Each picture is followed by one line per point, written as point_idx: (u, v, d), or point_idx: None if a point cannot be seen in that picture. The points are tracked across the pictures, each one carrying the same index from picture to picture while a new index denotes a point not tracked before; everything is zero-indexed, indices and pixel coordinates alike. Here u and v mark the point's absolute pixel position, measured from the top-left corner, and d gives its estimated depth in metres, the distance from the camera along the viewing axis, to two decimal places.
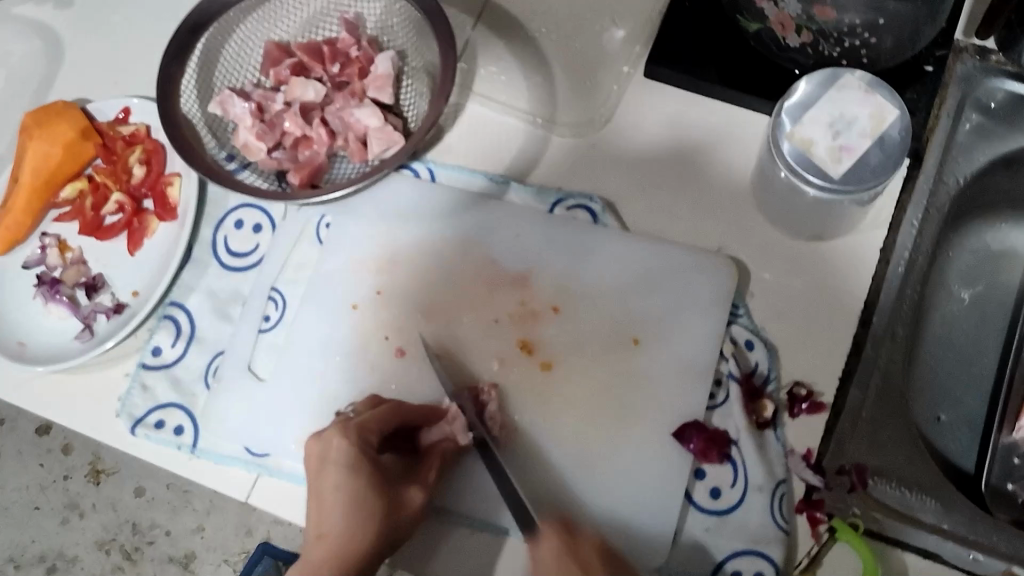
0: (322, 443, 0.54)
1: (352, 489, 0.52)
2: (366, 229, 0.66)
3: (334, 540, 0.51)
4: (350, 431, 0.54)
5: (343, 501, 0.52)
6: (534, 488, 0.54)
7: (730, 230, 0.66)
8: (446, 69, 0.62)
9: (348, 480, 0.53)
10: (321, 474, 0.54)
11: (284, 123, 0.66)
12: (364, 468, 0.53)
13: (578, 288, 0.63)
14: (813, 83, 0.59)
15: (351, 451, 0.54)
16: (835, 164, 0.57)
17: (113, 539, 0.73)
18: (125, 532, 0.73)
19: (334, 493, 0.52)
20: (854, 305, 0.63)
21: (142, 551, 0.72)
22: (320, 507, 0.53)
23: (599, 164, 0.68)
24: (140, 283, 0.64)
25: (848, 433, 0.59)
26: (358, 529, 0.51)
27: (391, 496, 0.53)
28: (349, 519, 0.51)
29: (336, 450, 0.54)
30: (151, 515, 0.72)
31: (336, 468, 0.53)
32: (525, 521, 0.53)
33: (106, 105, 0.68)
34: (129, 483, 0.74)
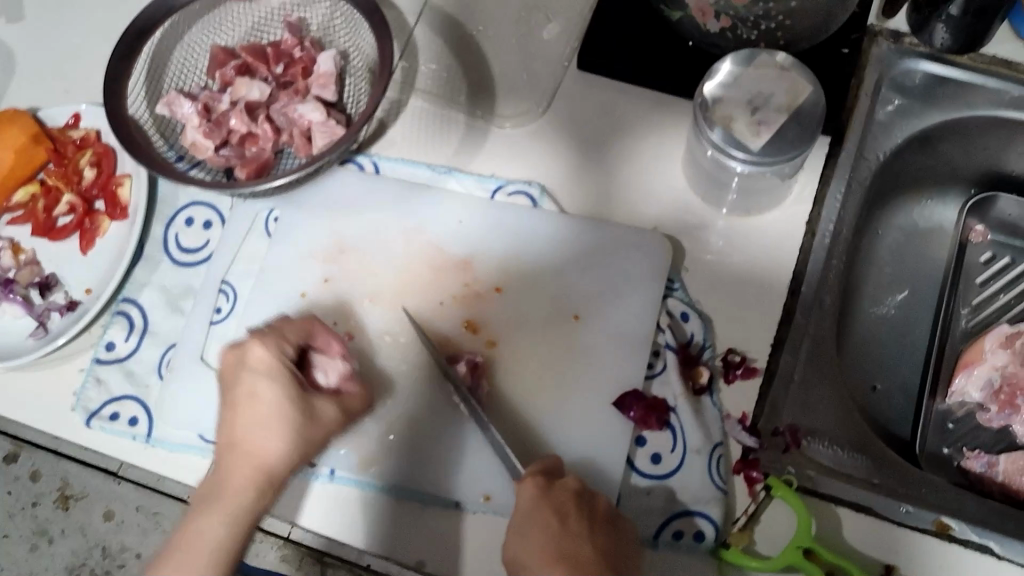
0: (240, 351, 0.56)
1: (279, 400, 0.54)
2: (313, 222, 0.68)
3: (254, 450, 0.53)
4: (270, 342, 0.56)
5: (265, 409, 0.54)
6: (539, 487, 0.53)
7: (665, 210, 0.69)
8: (383, 63, 0.64)
9: (269, 385, 0.55)
10: (241, 379, 0.55)
11: (230, 121, 0.67)
12: (278, 375, 0.55)
13: (520, 270, 0.66)
14: (735, 63, 0.63)
15: (269, 363, 0.55)
16: (753, 138, 0.60)
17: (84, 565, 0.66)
18: (96, 556, 0.66)
19: (261, 399, 0.54)
20: (784, 276, 0.66)
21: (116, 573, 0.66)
22: (242, 407, 0.54)
23: (540, 152, 0.70)
24: (92, 282, 0.66)
25: (782, 397, 0.62)
26: (273, 444, 0.53)
27: (306, 412, 0.55)
28: (265, 430, 0.53)
29: (258, 357, 0.55)
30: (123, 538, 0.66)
31: (261, 376, 0.55)
32: (528, 523, 0.51)
33: (57, 112, 0.70)
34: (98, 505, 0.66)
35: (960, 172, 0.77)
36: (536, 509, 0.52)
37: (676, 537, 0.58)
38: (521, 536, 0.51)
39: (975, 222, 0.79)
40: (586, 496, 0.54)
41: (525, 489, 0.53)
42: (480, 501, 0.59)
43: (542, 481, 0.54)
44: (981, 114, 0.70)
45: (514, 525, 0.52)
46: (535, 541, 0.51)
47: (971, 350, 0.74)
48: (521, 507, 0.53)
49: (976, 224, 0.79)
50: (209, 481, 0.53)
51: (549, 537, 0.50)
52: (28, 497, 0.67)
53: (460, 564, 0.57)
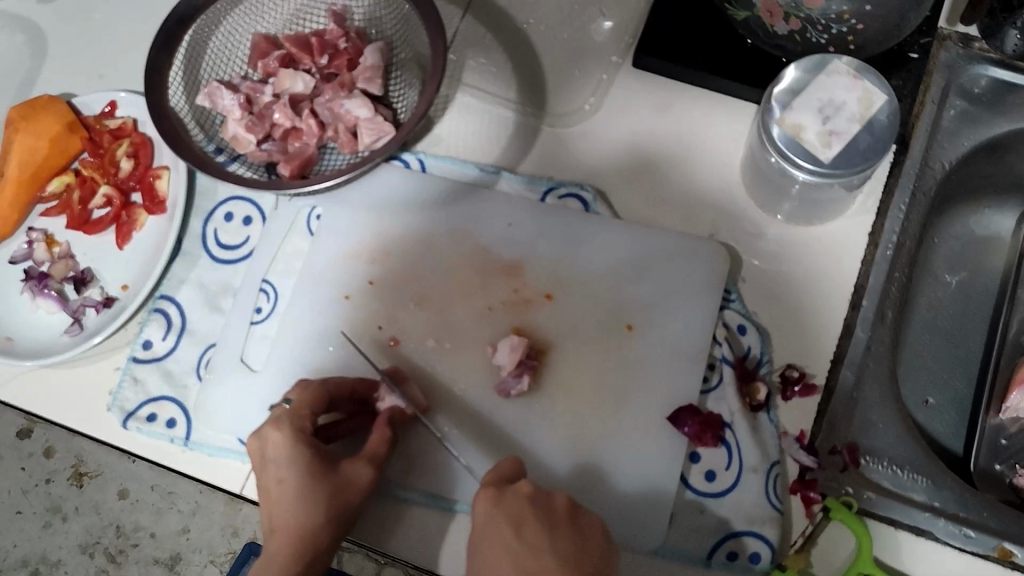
0: (261, 439, 0.56)
1: (303, 478, 0.54)
2: (357, 221, 0.66)
3: (288, 528, 0.53)
4: (285, 422, 0.56)
5: (291, 490, 0.53)
6: (494, 497, 0.51)
7: (720, 220, 0.66)
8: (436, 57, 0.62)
9: (292, 466, 0.54)
10: (267, 462, 0.55)
11: (273, 114, 0.65)
12: (299, 453, 0.54)
13: (571, 276, 0.64)
14: (803, 67, 0.60)
15: (288, 444, 0.55)
16: (823, 149, 0.57)
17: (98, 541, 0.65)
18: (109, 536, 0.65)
19: (286, 481, 0.54)
20: (844, 288, 0.64)
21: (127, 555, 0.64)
22: (272, 493, 0.54)
23: (592, 152, 0.68)
24: (130, 278, 0.64)
25: (840, 415, 0.60)
26: (306, 514, 0.53)
27: (335, 477, 0.55)
28: (295, 505, 0.53)
29: (275, 441, 0.55)
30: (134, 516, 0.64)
31: (281, 458, 0.54)
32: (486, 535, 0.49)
33: (93, 99, 0.68)
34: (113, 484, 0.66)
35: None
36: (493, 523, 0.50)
37: (730, 559, 0.56)
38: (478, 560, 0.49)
39: None
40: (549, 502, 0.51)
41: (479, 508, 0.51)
42: None
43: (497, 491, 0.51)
44: None
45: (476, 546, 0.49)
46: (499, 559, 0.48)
47: None
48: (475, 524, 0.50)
49: None
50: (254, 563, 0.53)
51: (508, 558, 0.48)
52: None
53: None
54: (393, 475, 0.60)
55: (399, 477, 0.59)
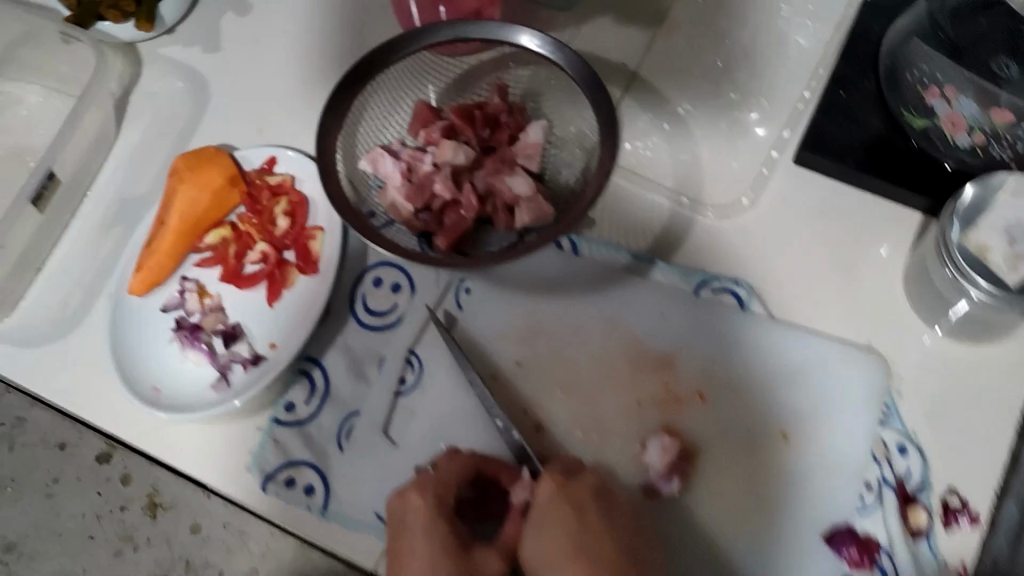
0: (401, 503, 0.55)
1: (437, 551, 0.52)
2: (508, 301, 0.65)
3: None
4: (428, 490, 0.55)
5: (424, 560, 0.52)
6: None
7: (881, 326, 0.64)
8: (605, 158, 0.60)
9: (427, 536, 0.53)
10: (404, 528, 0.54)
11: (434, 185, 0.65)
12: (436, 525, 0.53)
13: (723, 376, 0.62)
14: (982, 185, 0.58)
15: (428, 515, 0.54)
16: (1010, 272, 0.55)
17: None
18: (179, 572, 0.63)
19: (419, 552, 0.52)
20: (1012, 414, 0.60)
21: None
22: (404, 562, 0.53)
23: (751, 245, 0.67)
24: (278, 337, 0.63)
25: (1007, 554, 0.56)
26: None
27: (468, 559, 0.53)
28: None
29: (414, 509, 0.54)
30: (206, 553, 0.63)
31: (419, 528, 0.53)
32: None
33: (254, 153, 0.69)
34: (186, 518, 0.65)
35: None
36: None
37: None
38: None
39: None
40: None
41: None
42: None
43: None
44: None
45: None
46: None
47: None
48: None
49: None
50: None
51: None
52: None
53: None
54: None
55: None
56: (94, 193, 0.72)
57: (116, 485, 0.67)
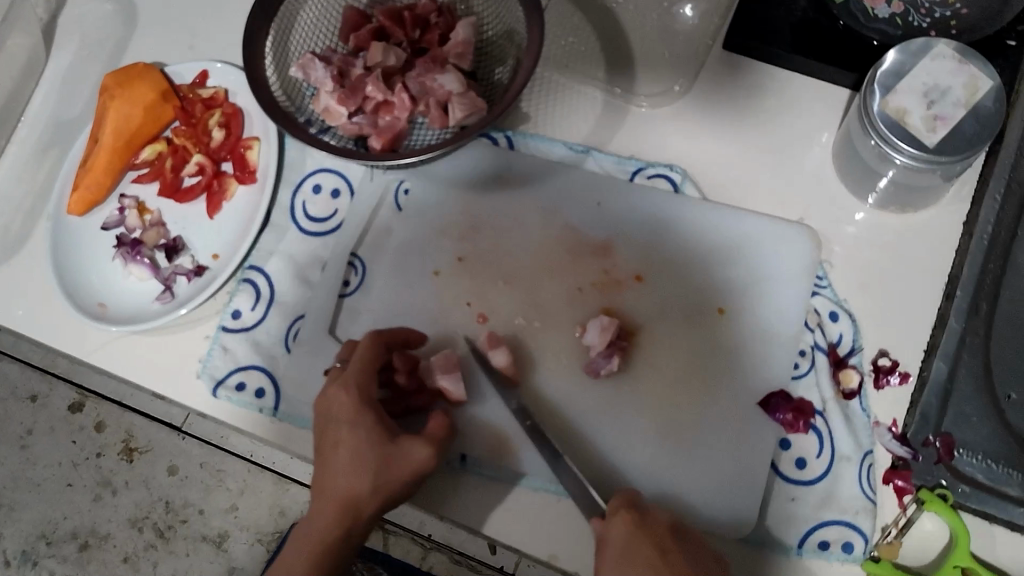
0: (327, 399, 0.55)
1: (359, 444, 0.53)
2: (447, 198, 0.66)
3: (339, 493, 0.53)
4: (350, 384, 0.55)
5: (344, 454, 0.53)
6: (632, 521, 0.51)
7: (813, 203, 0.66)
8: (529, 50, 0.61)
9: (349, 430, 0.54)
10: (329, 423, 0.55)
11: (366, 87, 0.65)
12: (359, 419, 0.54)
13: (660, 258, 0.64)
14: (904, 52, 0.59)
15: (353, 408, 0.54)
16: (929, 133, 0.57)
17: (146, 516, 0.94)
18: (158, 509, 0.94)
19: (342, 446, 0.53)
20: (937, 279, 0.63)
21: (178, 529, 0.93)
22: (328, 456, 0.54)
23: (684, 133, 0.68)
24: (220, 247, 0.64)
25: (935, 407, 0.59)
26: (357, 479, 0.53)
27: (391, 448, 0.53)
28: (349, 469, 0.53)
29: (336, 404, 0.54)
30: (183, 493, 0.94)
31: (340, 423, 0.54)
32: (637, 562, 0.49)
33: (185, 69, 0.68)
34: (160, 463, 0.95)
35: None
36: (635, 541, 0.50)
37: (822, 548, 0.56)
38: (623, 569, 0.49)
39: None
40: (678, 532, 0.52)
41: (619, 523, 0.51)
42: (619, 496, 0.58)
43: (634, 514, 0.51)
44: None
45: (609, 558, 0.50)
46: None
47: None
48: (616, 540, 0.50)
49: None
50: (304, 524, 0.54)
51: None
52: (94, 447, 0.97)
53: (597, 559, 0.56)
54: (479, 453, 0.59)
55: (485, 455, 0.59)
56: (27, 119, 0.72)
57: (89, 434, 0.97)
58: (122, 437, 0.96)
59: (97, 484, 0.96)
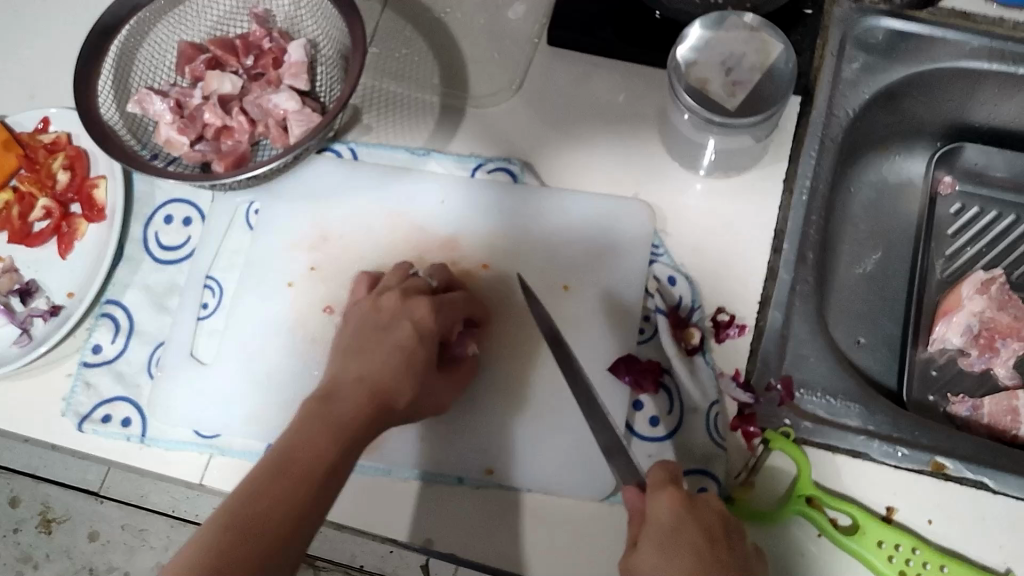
0: (391, 299, 0.58)
1: (410, 349, 0.56)
2: (295, 212, 0.68)
3: (377, 380, 0.54)
4: (409, 291, 0.59)
5: (400, 341, 0.56)
6: (681, 502, 0.49)
7: (644, 178, 0.70)
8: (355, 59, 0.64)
9: (418, 333, 0.56)
10: (379, 324, 0.57)
11: (203, 115, 0.67)
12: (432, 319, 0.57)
13: (503, 246, 0.66)
14: (705, 27, 0.64)
15: (431, 308, 0.58)
16: (730, 98, 0.62)
17: None
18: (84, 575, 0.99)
19: (406, 330, 0.56)
20: (765, 234, 0.67)
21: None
22: (377, 348, 0.56)
23: (518, 126, 0.71)
24: (75, 285, 0.65)
25: (773, 352, 0.63)
26: (399, 372, 0.54)
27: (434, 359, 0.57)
28: (394, 360, 0.55)
29: (394, 304, 0.58)
30: (107, 558, 0.98)
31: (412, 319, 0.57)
32: (681, 544, 0.48)
33: (26, 117, 0.70)
34: (80, 529, 0.98)
35: (925, 125, 0.80)
36: (681, 525, 0.48)
37: None
38: (663, 552, 0.48)
39: (943, 173, 0.82)
40: (725, 519, 0.51)
41: (664, 500, 0.49)
42: (485, 474, 0.59)
43: (683, 494, 0.50)
44: (943, 67, 0.73)
45: (651, 535, 0.49)
46: (680, 561, 0.47)
47: (949, 298, 0.76)
48: (660, 517, 0.49)
49: (945, 176, 0.82)
50: (303, 416, 0.51)
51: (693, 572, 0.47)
52: (12, 523, 1.00)
53: (467, 543, 0.57)
54: None
55: None
56: None
57: (7, 509, 1.00)
58: (40, 508, 0.99)
59: (19, 559, 1.01)
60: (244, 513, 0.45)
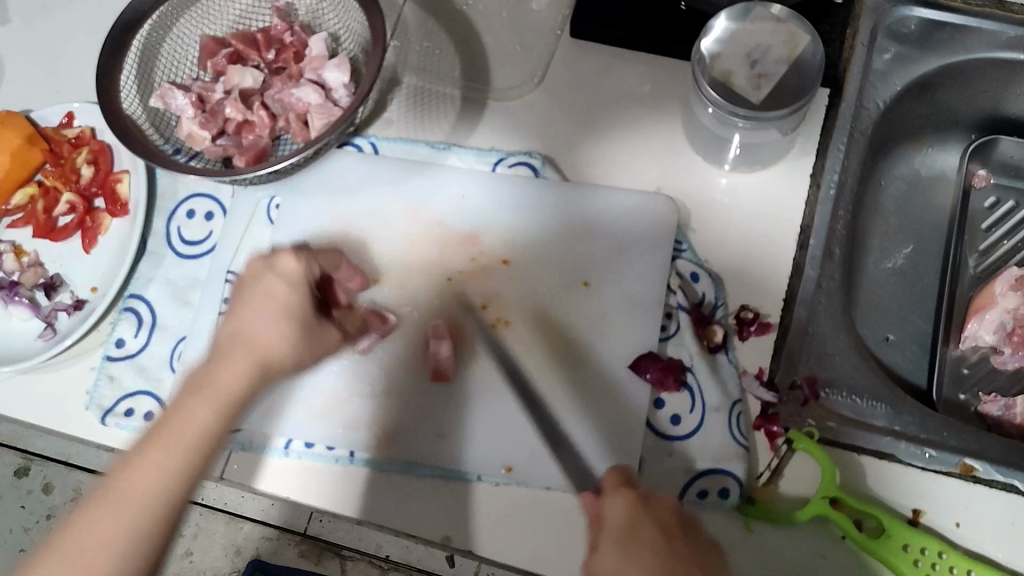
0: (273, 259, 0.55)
1: (293, 306, 0.54)
2: (316, 206, 0.68)
3: (260, 346, 0.51)
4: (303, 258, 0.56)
5: (285, 316, 0.53)
6: (638, 502, 0.49)
7: (667, 173, 0.69)
8: (376, 45, 0.64)
9: (287, 290, 0.54)
10: (261, 293, 0.54)
11: (225, 110, 0.67)
12: (304, 287, 0.55)
13: (523, 241, 0.66)
14: (731, 19, 0.63)
15: (299, 276, 0.55)
16: (755, 91, 0.61)
17: None
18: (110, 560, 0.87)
19: (273, 298, 0.53)
20: (791, 230, 0.66)
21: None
22: (262, 308, 0.53)
23: (540, 120, 0.70)
24: (98, 280, 0.66)
25: (798, 351, 0.62)
26: (281, 339, 0.52)
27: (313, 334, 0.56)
28: (281, 325, 0.52)
29: (286, 265, 0.55)
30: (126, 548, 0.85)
31: (280, 283, 0.54)
32: (637, 538, 0.46)
33: (50, 112, 0.70)
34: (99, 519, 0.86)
35: (959, 117, 0.78)
36: (637, 523, 0.47)
37: (701, 497, 0.58)
38: (620, 551, 0.46)
39: (977, 166, 0.80)
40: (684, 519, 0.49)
41: (621, 503, 0.49)
42: (503, 472, 0.59)
43: (639, 495, 0.49)
44: (980, 57, 0.71)
45: (609, 535, 0.47)
46: (636, 557, 0.45)
47: (982, 294, 0.74)
48: (617, 520, 0.48)
49: (979, 169, 0.80)
50: (198, 373, 0.49)
51: (655, 559, 0.45)
52: (44, 510, 0.86)
53: (486, 541, 0.58)
54: (367, 448, 0.60)
55: (373, 448, 0.60)
56: None
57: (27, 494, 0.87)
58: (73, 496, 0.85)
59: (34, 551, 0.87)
60: (159, 510, 0.43)
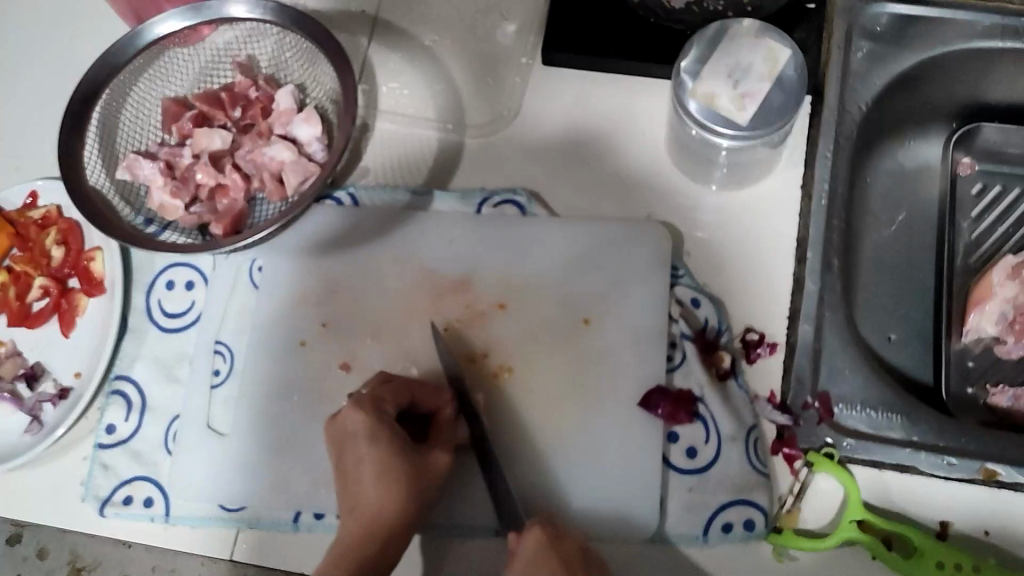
0: (340, 422, 0.54)
1: (379, 460, 0.52)
2: (302, 265, 0.66)
3: (366, 513, 0.51)
4: (364, 405, 0.54)
5: (369, 471, 0.52)
6: (546, 537, 0.51)
7: (655, 198, 0.67)
8: (348, 97, 0.61)
9: (373, 448, 0.52)
10: (346, 451, 0.53)
11: (195, 175, 0.65)
12: (381, 433, 0.53)
13: (519, 282, 0.64)
14: (706, 40, 0.62)
15: (369, 425, 0.53)
16: (740, 111, 0.59)
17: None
18: None
19: (363, 463, 0.52)
20: (788, 244, 0.65)
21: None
22: (351, 475, 0.53)
23: (522, 155, 0.69)
24: (81, 365, 0.63)
25: (808, 369, 0.60)
26: (384, 499, 0.51)
27: (416, 459, 0.53)
28: (374, 488, 0.52)
29: (353, 424, 0.53)
30: None
31: (358, 439, 0.53)
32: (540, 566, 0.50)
33: (12, 193, 0.68)
34: None
35: (940, 107, 0.78)
36: (541, 562, 0.50)
37: (725, 531, 0.57)
38: (529, 575, 0.49)
39: (961, 154, 0.80)
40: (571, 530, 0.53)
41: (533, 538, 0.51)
42: None
43: (549, 533, 0.52)
44: (958, 47, 0.70)
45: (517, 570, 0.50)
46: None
47: (981, 283, 0.73)
48: (525, 557, 0.51)
49: (963, 157, 0.80)
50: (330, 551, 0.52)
51: None
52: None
53: None
54: None
55: None
56: None
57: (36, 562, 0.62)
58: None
59: None
60: None
